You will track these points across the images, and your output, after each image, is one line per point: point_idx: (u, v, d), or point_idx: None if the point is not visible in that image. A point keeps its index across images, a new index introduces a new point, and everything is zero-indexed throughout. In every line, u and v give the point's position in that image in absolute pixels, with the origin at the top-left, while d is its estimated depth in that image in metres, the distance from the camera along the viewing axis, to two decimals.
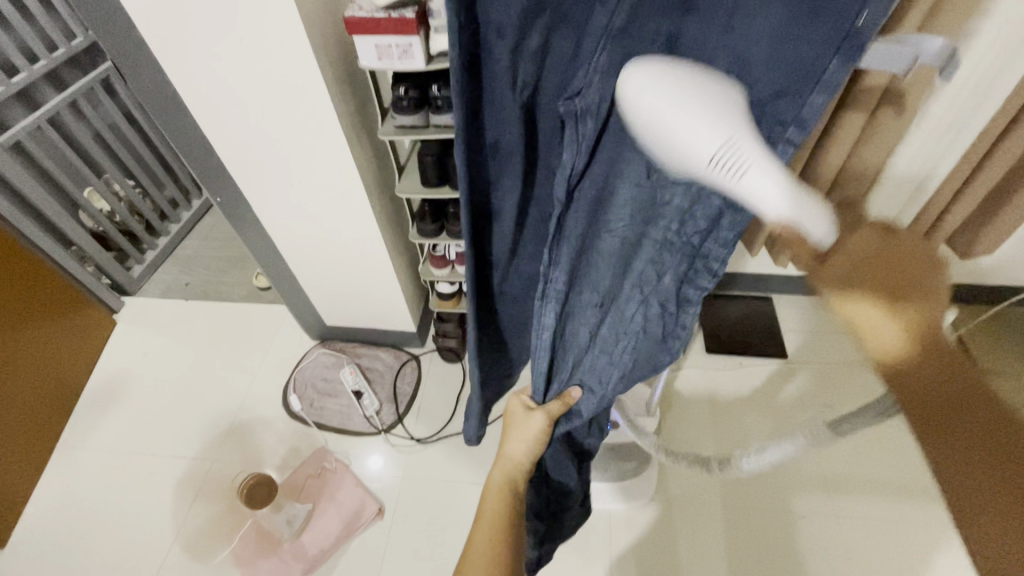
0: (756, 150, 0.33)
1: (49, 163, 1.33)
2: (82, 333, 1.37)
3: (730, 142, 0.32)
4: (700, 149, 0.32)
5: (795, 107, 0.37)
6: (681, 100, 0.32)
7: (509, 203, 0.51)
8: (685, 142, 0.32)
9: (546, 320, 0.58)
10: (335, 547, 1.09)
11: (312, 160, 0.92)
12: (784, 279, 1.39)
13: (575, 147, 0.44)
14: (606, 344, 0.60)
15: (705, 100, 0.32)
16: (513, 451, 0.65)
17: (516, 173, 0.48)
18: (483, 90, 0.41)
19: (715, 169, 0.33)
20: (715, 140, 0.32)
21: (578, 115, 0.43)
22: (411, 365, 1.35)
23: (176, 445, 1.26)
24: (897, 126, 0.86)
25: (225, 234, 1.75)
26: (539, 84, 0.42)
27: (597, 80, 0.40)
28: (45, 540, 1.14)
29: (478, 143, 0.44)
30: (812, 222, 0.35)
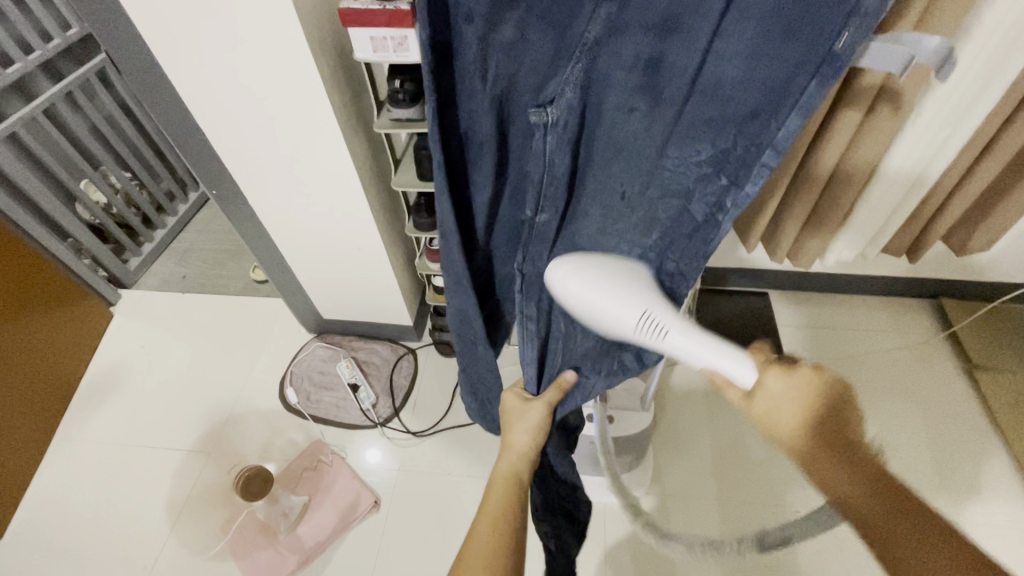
0: (666, 315, 0.50)
1: (45, 155, 1.32)
2: (79, 326, 1.37)
3: (646, 318, 0.49)
4: (629, 318, 0.49)
5: (770, 132, 0.42)
6: (606, 294, 0.50)
7: (483, 196, 0.52)
8: (617, 319, 0.50)
9: (530, 310, 0.59)
10: (330, 540, 1.10)
11: (307, 152, 0.92)
12: (780, 274, 1.39)
13: (558, 154, 0.49)
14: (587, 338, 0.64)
15: (625, 289, 0.50)
16: (512, 443, 0.64)
17: (488, 167, 0.50)
18: (455, 79, 0.43)
19: (645, 330, 0.50)
20: (636, 315, 0.49)
21: (549, 124, 0.46)
22: (407, 359, 1.35)
23: (172, 438, 1.26)
24: (894, 122, 0.85)
25: (222, 227, 1.75)
26: (514, 81, 0.44)
27: (570, 89, 0.44)
28: (42, 531, 1.14)
29: (449, 131, 0.46)
30: (730, 367, 0.49)
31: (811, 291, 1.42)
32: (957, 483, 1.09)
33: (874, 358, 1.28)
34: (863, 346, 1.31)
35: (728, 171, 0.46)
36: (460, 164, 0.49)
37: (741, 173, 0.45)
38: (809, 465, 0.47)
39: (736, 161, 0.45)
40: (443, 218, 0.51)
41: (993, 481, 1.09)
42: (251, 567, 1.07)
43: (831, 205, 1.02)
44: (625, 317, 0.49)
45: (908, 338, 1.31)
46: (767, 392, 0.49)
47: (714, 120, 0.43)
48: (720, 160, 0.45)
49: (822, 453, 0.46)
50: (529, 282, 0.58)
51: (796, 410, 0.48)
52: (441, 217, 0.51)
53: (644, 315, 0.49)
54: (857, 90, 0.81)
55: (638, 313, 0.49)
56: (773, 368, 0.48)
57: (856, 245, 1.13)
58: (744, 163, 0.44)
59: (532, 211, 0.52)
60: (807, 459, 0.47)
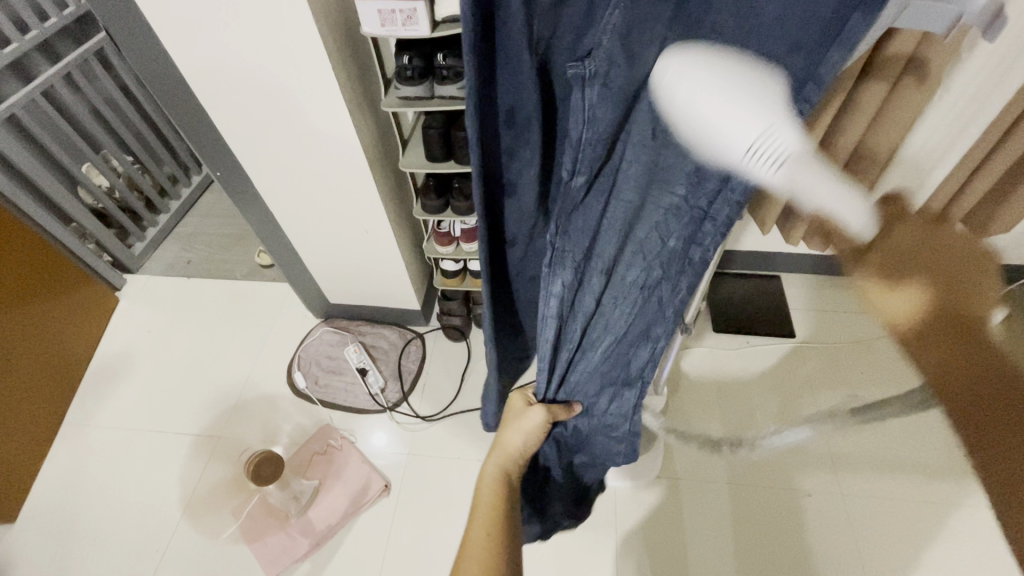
0: (795, 136, 0.37)
1: (46, 139, 1.30)
2: (85, 311, 1.37)
3: (762, 142, 0.36)
4: (739, 138, 0.35)
5: (814, 66, 0.39)
6: (727, 88, 0.35)
7: (527, 175, 0.50)
8: (726, 135, 0.36)
9: (555, 287, 0.55)
10: (341, 524, 1.10)
11: (312, 132, 0.89)
12: (792, 257, 1.37)
13: (601, 115, 0.42)
14: (619, 319, 0.62)
15: (749, 97, 0.36)
16: (505, 441, 0.67)
17: (535, 142, 0.47)
18: (493, 51, 0.39)
19: (752, 157, 0.36)
20: (753, 135, 0.35)
21: (588, 78, 0.40)
22: (416, 343, 1.34)
23: (182, 422, 1.26)
24: (921, 97, 0.82)
25: (226, 212, 1.73)
26: (551, 41, 0.40)
27: (610, 38, 0.38)
28: (56, 514, 1.15)
29: (491, 108, 0.43)
30: (849, 215, 0.42)
31: (824, 274, 1.39)
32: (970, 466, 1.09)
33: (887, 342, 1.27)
34: (875, 330, 1.29)
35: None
36: (495, 149, 0.47)
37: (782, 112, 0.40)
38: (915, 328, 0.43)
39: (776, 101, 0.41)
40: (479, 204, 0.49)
41: None
42: (263, 550, 1.07)
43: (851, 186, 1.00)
44: (736, 139, 0.36)
45: None
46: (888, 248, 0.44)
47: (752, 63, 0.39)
48: None
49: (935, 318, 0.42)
50: (561, 255, 0.53)
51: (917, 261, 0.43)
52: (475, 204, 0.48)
53: (763, 135, 0.36)
54: (884, 63, 0.78)
55: (757, 132, 0.35)
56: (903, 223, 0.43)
57: None
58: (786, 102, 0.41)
59: (568, 173, 0.46)
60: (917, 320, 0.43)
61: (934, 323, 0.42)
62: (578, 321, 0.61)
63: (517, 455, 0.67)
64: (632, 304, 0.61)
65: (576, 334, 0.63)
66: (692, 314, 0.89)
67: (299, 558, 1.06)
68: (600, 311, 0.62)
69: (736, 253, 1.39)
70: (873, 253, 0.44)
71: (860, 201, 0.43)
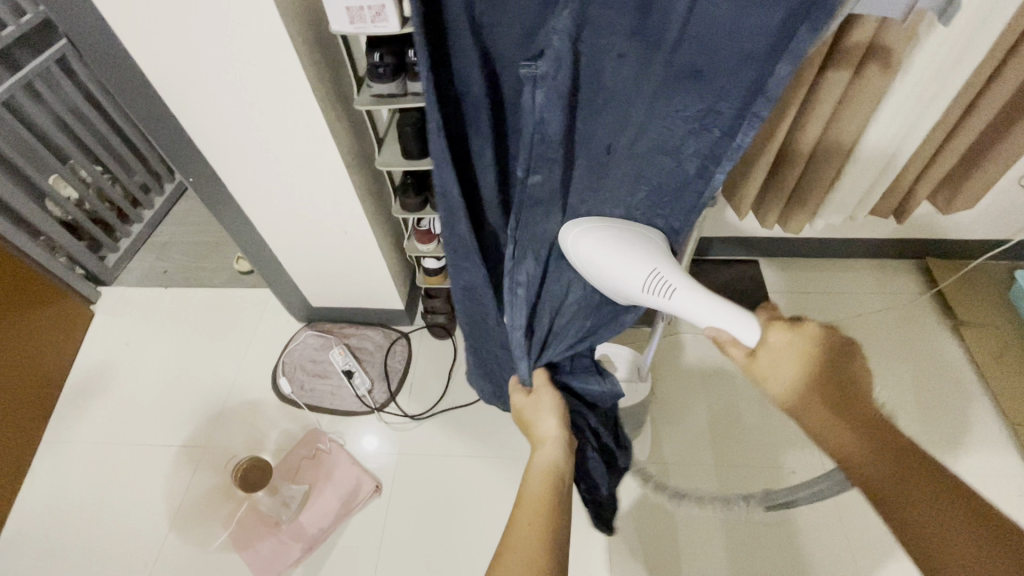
0: (672, 272, 0.54)
1: (9, 150, 1.27)
2: (61, 324, 1.34)
3: (654, 277, 0.54)
4: (634, 279, 0.54)
5: (763, 78, 0.43)
6: (616, 247, 0.54)
7: (483, 171, 0.53)
8: (624, 277, 0.55)
9: (521, 276, 0.55)
10: (334, 527, 1.09)
11: (285, 133, 0.88)
12: (768, 241, 1.40)
13: (551, 113, 0.44)
14: (586, 312, 0.67)
15: (636, 249, 0.55)
16: (540, 433, 0.65)
17: (484, 131, 0.49)
18: (447, 45, 0.43)
19: (648, 288, 0.55)
20: (644, 276, 0.54)
21: (538, 79, 0.43)
22: (401, 343, 1.33)
23: (165, 433, 1.24)
24: (884, 79, 0.85)
25: (201, 219, 1.70)
26: (499, 32, 0.44)
27: (560, 37, 0.41)
28: (38, 535, 1.12)
29: (447, 94, 0.46)
30: (740, 329, 0.51)
31: (800, 257, 1.42)
32: (948, 437, 1.11)
33: (864, 320, 1.30)
34: (851, 309, 1.32)
35: (718, 124, 0.47)
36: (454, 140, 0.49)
37: (735, 125, 0.47)
38: (812, 423, 0.49)
39: (717, 114, 0.47)
40: (445, 183, 0.50)
41: (981, 434, 1.11)
42: (255, 558, 1.06)
43: (819, 170, 1.03)
44: (634, 277, 0.54)
45: (896, 299, 1.33)
46: (770, 350, 0.52)
47: (702, 74, 0.44)
48: (706, 115, 0.47)
49: (821, 413, 0.49)
50: (522, 245, 0.54)
51: (795, 364, 0.51)
52: (438, 182, 0.50)
53: (652, 275, 0.54)
54: (848, 48, 0.80)
55: (646, 274, 0.54)
56: (777, 325, 0.52)
57: (845, 209, 1.14)
58: (727, 117, 0.47)
59: (523, 171, 0.47)
60: (813, 417, 0.49)
61: (817, 408, 0.49)
62: (546, 309, 0.62)
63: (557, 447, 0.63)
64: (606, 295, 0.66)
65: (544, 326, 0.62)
66: (670, 302, 0.91)
67: (293, 563, 1.05)
68: (577, 308, 0.66)
69: (715, 239, 1.41)
70: (759, 356, 0.52)
71: (751, 326, 0.51)
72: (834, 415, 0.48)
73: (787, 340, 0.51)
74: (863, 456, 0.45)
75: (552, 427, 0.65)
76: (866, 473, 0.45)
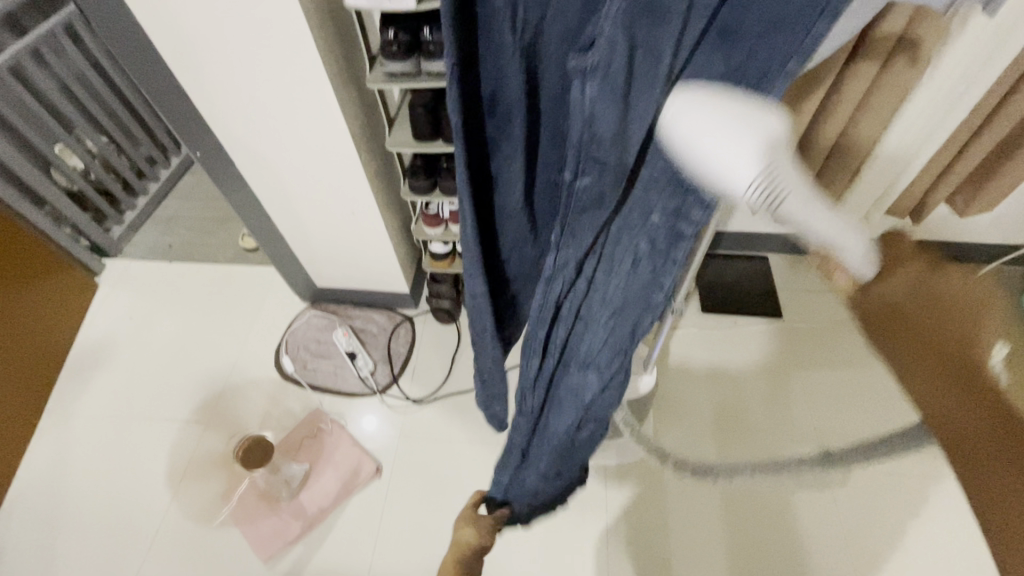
0: (796, 171, 0.34)
1: (14, 117, 1.25)
2: (67, 296, 1.35)
3: (769, 180, 0.33)
4: (745, 178, 0.33)
5: (804, 36, 0.37)
6: (734, 125, 0.33)
7: (512, 172, 0.51)
8: (733, 169, 0.33)
9: (555, 285, 0.52)
10: (334, 506, 1.10)
11: (296, 109, 0.87)
12: (781, 237, 1.38)
13: (601, 110, 0.40)
14: (598, 332, 0.56)
15: (757, 132, 0.33)
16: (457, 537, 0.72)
17: (518, 137, 0.48)
18: (482, 37, 0.42)
19: (755, 195, 0.34)
20: (758, 175, 0.33)
21: (588, 70, 0.40)
22: (405, 326, 1.32)
23: (168, 407, 1.25)
24: (910, 74, 0.82)
25: (207, 194, 1.68)
26: (542, 28, 0.42)
27: (611, 24, 0.37)
28: (42, 502, 1.14)
29: (478, 93, 0.45)
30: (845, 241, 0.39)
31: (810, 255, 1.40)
32: None
33: None
34: None
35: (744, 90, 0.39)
36: (487, 136, 0.48)
37: (764, 87, 0.39)
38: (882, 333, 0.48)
39: (752, 78, 0.39)
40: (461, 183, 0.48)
41: None
42: (256, 534, 1.08)
43: (837, 169, 1.01)
44: (745, 172, 0.33)
45: None
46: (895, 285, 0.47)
47: (734, 32, 0.38)
48: (736, 79, 0.39)
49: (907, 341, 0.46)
50: (562, 250, 0.50)
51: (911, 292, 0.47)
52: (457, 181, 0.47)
53: (767, 175, 0.33)
54: (877, 41, 0.78)
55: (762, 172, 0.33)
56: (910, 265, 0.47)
57: (862, 207, 1.12)
58: (765, 79, 0.39)
59: (571, 173, 0.45)
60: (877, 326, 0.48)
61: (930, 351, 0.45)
62: (563, 326, 0.56)
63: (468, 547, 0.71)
64: (614, 313, 0.55)
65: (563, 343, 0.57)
66: (681, 297, 0.89)
67: (292, 540, 1.06)
68: (593, 335, 0.56)
69: (726, 233, 1.39)
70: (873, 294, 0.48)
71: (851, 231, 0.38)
72: (948, 375, 0.43)
73: (913, 282, 0.47)
74: (955, 408, 0.42)
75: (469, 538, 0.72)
76: (951, 423, 0.43)
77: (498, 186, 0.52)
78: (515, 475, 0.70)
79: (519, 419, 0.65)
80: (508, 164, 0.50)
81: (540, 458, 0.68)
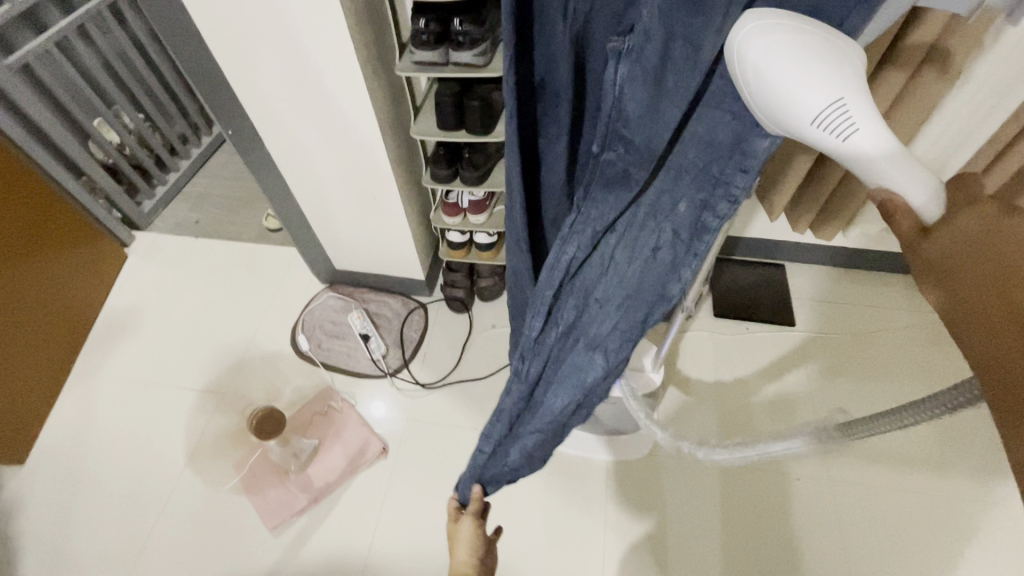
0: (873, 105, 0.33)
1: (58, 90, 1.31)
2: (98, 264, 1.40)
3: (835, 105, 0.33)
4: (806, 101, 0.34)
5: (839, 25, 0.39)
6: (802, 52, 0.34)
7: (557, 149, 0.56)
8: (797, 93, 0.34)
9: (569, 251, 0.54)
10: (340, 481, 1.13)
11: (326, 94, 0.89)
12: (800, 246, 1.36)
13: (631, 92, 0.44)
14: (607, 313, 0.54)
15: (821, 60, 0.34)
16: (456, 561, 0.74)
17: (563, 118, 0.52)
18: (536, 23, 0.47)
19: (820, 122, 0.34)
20: (821, 98, 0.33)
21: (625, 53, 0.44)
22: (418, 312, 1.35)
23: (186, 376, 1.29)
24: (940, 86, 0.82)
25: (235, 173, 1.73)
26: (591, 15, 0.44)
27: (651, 12, 0.40)
28: (63, 459, 1.19)
29: (530, 76, 0.50)
30: (921, 194, 0.34)
31: (828, 265, 1.39)
32: (959, 461, 1.10)
33: (888, 335, 1.27)
34: (877, 324, 1.29)
35: None
36: (537, 115, 0.54)
37: None
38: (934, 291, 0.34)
39: None
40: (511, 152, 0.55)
41: (991, 462, 1.10)
42: (264, 502, 1.11)
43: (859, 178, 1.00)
44: (806, 96, 0.34)
45: (925, 318, 1.29)
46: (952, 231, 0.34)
47: None
48: None
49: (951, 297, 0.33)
50: (581, 218, 0.54)
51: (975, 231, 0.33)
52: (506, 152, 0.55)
53: (834, 102, 0.33)
54: (907, 50, 0.78)
55: (827, 98, 0.33)
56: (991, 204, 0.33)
57: None
58: None
59: (598, 145, 0.50)
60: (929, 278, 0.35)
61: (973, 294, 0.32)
62: (572, 298, 0.56)
63: (470, 559, 0.73)
64: (627, 297, 0.53)
65: (570, 317, 0.56)
66: (692, 296, 0.89)
67: (298, 511, 1.10)
68: (603, 317, 0.54)
69: (743, 239, 1.38)
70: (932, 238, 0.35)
71: (927, 188, 0.34)
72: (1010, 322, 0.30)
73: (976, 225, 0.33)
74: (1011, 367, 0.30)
75: (468, 554, 0.73)
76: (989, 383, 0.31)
77: (544, 162, 0.59)
78: (498, 447, 0.63)
79: (513, 384, 0.59)
80: (553, 141, 0.56)
81: (528, 435, 0.61)
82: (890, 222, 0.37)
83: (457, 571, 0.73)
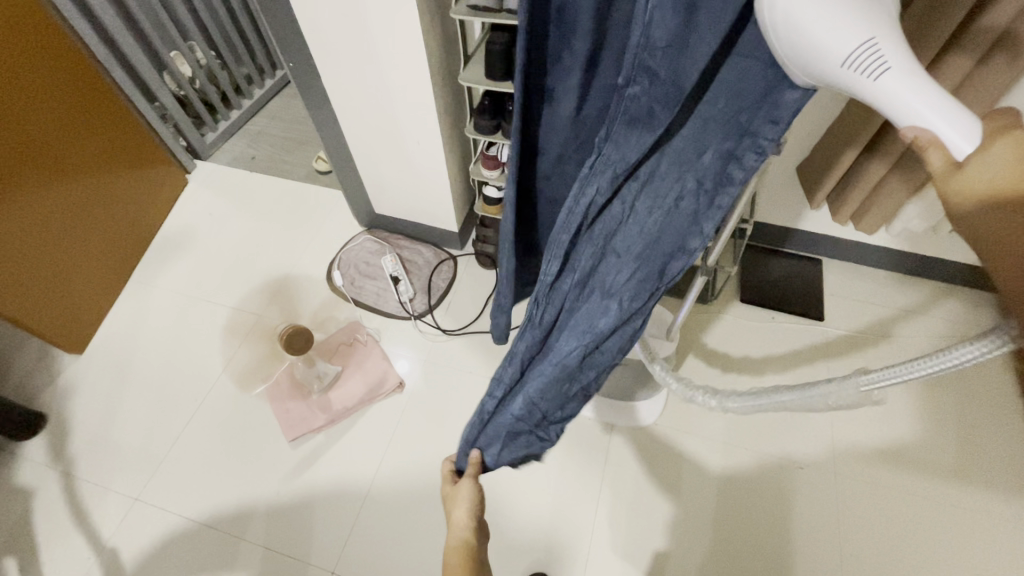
0: (902, 43, 0.35)
1: (143, 19, 1.41)
2: (161, 187, 1.51)
3: (865, 47, 0.34)
4: (836, 44, 0.35)
5: None
6: None
7: (568, 82, 0.54)
8: (825, 38, 0.35)
9: (589, 193, 0.51)
10: (357, 407, 1.20)
11: (384, 35, 0.92)
12: (840, 242, 1.33)
13: (659, 19, 0.41)
14: (627, 264, 0.56)
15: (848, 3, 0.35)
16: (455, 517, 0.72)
17: (579, 51, 0.51)
18: None
19: (850, 63, 0.35)
20: (849, 40, 0.35)
21: None
22: (448, 263, 1.39)
23: (230, 296, 1.38)
24: (1010, 74, 0.78)
25: (293, 116, 1.81)
26: None
27: None
28: (116, 356, 1.30)
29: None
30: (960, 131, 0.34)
31: (868, 264, 1.35)
32: (976, 471, 1.07)
33: (921, 340, 1.23)
34: (911, 328, 1.25)
35: None
36: (554, 45, 0.51)
37: None
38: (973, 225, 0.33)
39: None
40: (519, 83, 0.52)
41: (1011, 477, 1.06)
42: (285, 416, 1.19)
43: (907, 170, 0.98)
44: (835, 40, 0.35)
45: (965, 327, 1.24)
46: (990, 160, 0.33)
47: None
48: None
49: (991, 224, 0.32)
50: (599, 162, 0.49)
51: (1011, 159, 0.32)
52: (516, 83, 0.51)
53: (864, 44, 0.34)
54: (977, 33, 0.75)
55: (856, 39, 0.35)
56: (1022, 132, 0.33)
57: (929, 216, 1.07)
58: None
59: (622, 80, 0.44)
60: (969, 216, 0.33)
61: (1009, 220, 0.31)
62: (592, 245, 0.56)
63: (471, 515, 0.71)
64: (647, 247, 0.56)
65: (587, 264, 0.57)
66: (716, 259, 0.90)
67: (316, 428, 1.17)
68: (624, 268, 0.57)
69: (782, 229, 1.36)
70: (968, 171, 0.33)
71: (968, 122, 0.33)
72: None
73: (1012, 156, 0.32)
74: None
75: (466, 511, 0.71)
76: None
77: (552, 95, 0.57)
78: (507, 391, 0.66)
79: (526, 329, 0.62)
80: (564, 78, 0.54)
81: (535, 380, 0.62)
82: (923, 158, 0.35)
83: (454, 530, 0.70)
